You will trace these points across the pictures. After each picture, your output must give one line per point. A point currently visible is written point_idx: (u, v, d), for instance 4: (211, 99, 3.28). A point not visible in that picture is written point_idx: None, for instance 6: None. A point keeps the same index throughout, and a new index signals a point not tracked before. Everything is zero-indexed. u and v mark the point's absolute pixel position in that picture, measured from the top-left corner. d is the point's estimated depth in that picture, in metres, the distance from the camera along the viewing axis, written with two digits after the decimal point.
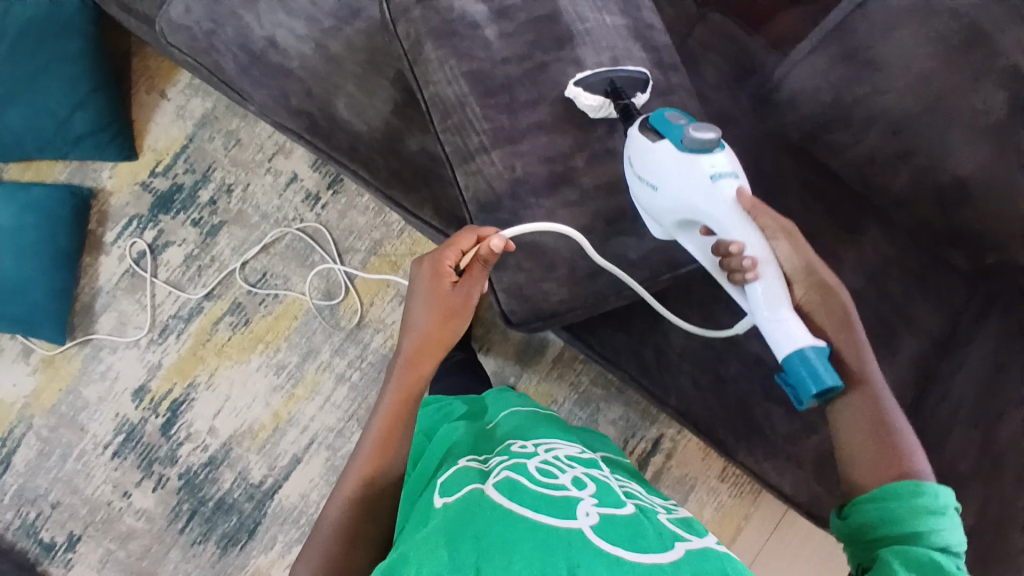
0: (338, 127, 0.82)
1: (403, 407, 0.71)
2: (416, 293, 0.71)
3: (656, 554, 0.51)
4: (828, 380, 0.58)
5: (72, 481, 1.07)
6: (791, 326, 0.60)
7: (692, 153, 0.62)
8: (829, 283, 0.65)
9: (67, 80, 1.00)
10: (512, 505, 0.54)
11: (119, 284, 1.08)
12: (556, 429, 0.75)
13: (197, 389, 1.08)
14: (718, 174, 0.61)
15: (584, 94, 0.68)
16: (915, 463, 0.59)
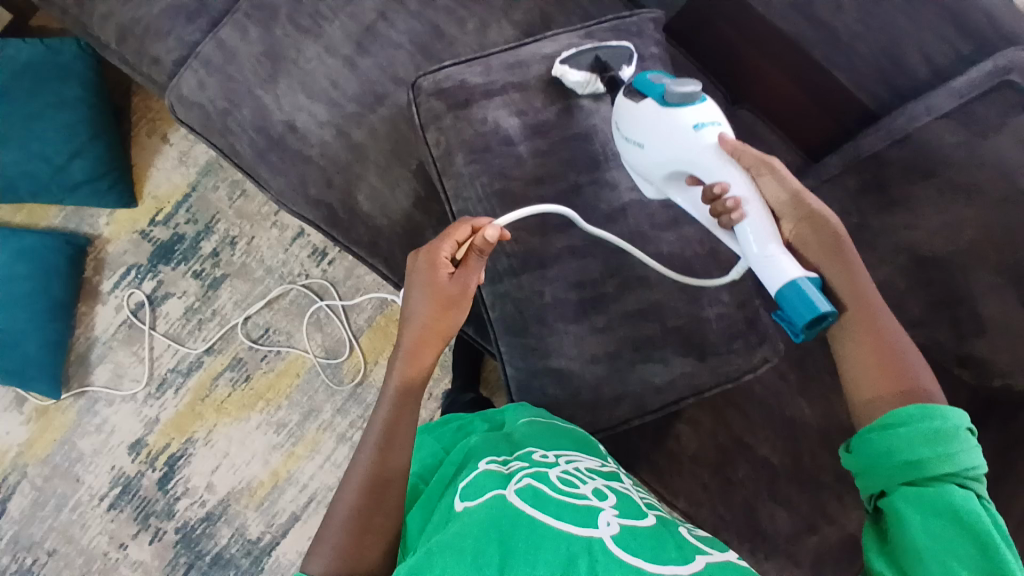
0: (358, 220, 0.79)
1: (403, 403, 0.65)
2: (411, 286, 0.66)
3: (676, 564, 0.50)
4: (823, 307, 0.52)
5: (67, 531, 1.05)
6: (779, 257, 0.55)
7: (673, 107, 0.61)
8: (819, 211, 0.60)
9: (64, 126, 0.95)
10: (535, 513, 0.53)
11: (116, 335, 1.05)
12: (575, 441, 0.68)
13: (195, 444, 1.06)
14: (700, 123, 0.60)
15: (570, 71, 0.69)
16: (922, 384, 0.53)
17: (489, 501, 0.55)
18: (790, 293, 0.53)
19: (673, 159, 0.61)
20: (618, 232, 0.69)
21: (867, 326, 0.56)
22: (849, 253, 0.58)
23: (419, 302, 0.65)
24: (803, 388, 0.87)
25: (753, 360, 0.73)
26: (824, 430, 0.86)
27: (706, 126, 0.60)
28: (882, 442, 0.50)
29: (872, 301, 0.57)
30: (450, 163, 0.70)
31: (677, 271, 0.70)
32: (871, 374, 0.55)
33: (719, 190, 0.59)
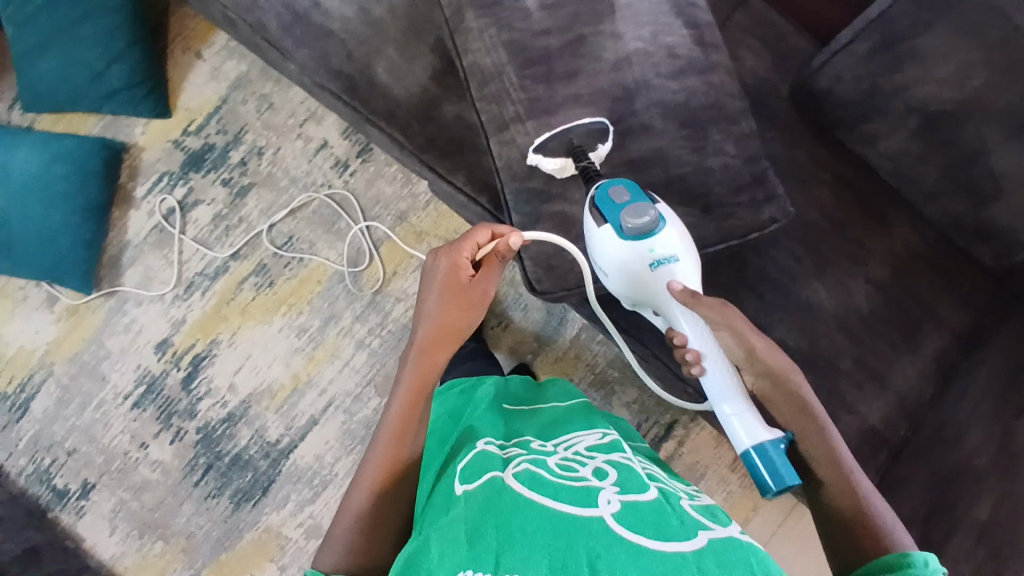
0: (377, 91, 0.82)
1: (416, 402, 0.67)
2: (427, 289, 0.69)
3: (678, 541, 0.48)
4: (782, 481, 0.62)
5: (89, 430, 1.09)
6: (749, 427, 0.65)
7: (632, 242, 0.64)
8: (779, 370, 0.65)
9: (105, 31, 1.03)
10: (535, 497, 0.51)
11: (148, 239, 1.10)
12: (578, 420, 0.73)
13: (219, 346, 1.09)
14: (659, 261, 0.64)
15: (542, 157, 0.69)
16: (895, 538, 0.59)
17: (487, 485, 0.54)
18: (753, 465, 0.64)
19: (635, 297, 0.68)
20: (624, 82, 0.70)
21: (840, 486, 0.63)
22: (816, 417, 0.65)
23: (435, 304, 0.68)
24: (819, 270, 0.85)
25: (760, 219, 0.73)
26: (841, 315, 0.85)
27: (665, 262, 0.65)
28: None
29: (844, 464, 0.63)
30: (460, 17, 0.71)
31: (681, 119, 0.71)
32: (852, 533, 0.61)
33: (679, 341, 0.68)
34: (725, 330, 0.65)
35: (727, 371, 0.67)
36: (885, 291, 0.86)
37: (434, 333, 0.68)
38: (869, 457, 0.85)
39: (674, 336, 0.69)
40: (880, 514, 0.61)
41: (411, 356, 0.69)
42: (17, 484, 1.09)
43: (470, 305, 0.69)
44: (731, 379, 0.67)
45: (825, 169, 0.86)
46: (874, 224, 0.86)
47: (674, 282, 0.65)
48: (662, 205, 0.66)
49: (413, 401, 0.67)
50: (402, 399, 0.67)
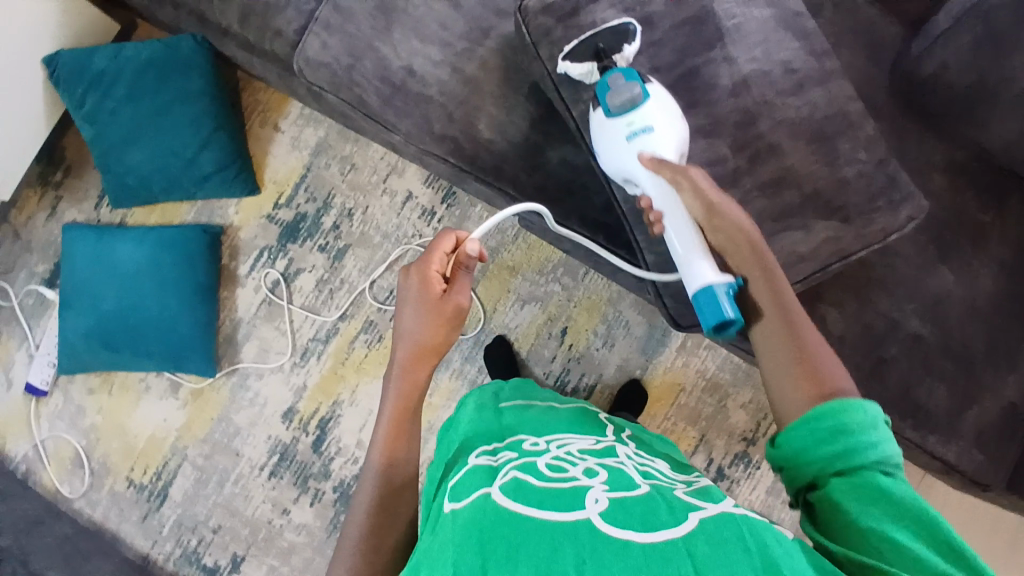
0: (482, 148, 0.84)
1: (403, 413, 0.69)
2: (404, 304, 0.70)
3: (667, 528, 0.45)
4: (726, 313, 0.59)
5: (231, 505, 1.13)
6: (700, 269, 0.61)
7: (615, 110, 0.64)
8: (735, 220, 0.64)
9: (191, 121, 1.06)
10: (518, 507, 0.49)
11: (258, 313, 1.14)
12: (569, 425, 0.71)
13: (342, 405, 1.13)
14: (634, 132, 0.64)
15: (570, 64, 0.67)
16: (837, 383, 0.58)
17: (474, 502, 0.52)
18: (699, 297, 0.60)
19: (613, 171, 0.68)
20: (743, 105, 0.70)
21: (785, 328, 0.61)
22: (768, 262, 0.63)
23: (411, 317, 0.69)
24: (943, 256, 0.87)
25: (899, 219, 0.74)
26: (970, 298, 0.86)
27: (641, 134, 0.64)
28: (819, 432, 0.53)
29: (792, 310, 0.62)
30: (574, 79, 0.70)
31: (808, 135, 0.72)
32: (793, 381, 0.59)
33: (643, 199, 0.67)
34: (685, 185, 0.63)
35: (685, 223, 0.63)
36: (1008, 269, 0.87)
37: (411, 350, 0.70)
38: (1012, 431, 0.86)
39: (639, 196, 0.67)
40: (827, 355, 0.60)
41: (395, 370, 0.71)
42: (166, 569, 1.14)
43: (444, 320, 0.69)
44: (691, 225, 0.63)
45: (937, 153, 0.88)
46: (989, 202, 0.88)
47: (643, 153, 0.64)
48: (655, 84, 0.66)
49: (400, 415, 0.69)
50: (389, 415, 0.69)
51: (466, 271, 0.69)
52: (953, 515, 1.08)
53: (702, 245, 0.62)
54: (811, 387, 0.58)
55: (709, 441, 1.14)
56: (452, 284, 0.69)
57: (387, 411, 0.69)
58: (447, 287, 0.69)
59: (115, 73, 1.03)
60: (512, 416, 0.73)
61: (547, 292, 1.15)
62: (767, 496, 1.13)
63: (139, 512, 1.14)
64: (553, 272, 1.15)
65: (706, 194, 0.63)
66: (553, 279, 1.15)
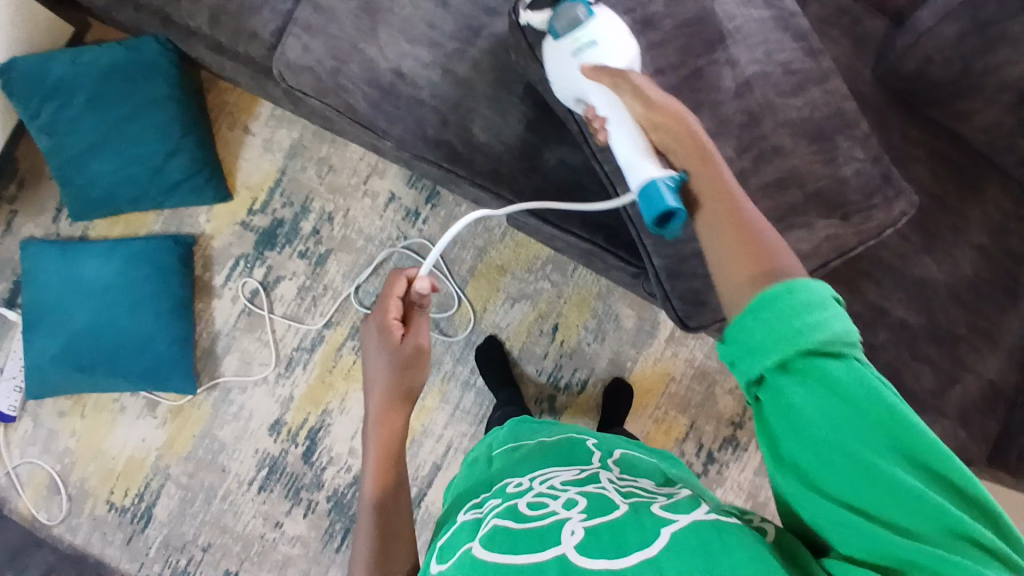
0: (477, 152, 0.82)
1: (384, 467, 0.67)
2: (369, 356, 0.71)
3: (634, 552, 0.45)
4: (667, 203, 0.55)
5: (220, 521, 1.10)
6: (639, 170, 0.59)
7: (559, 32, 0.63)
8: (673, 112, 0.60)
9: (159, 128, 1.00)
10: (491, 555, 0.48)
11: (237, 324, 1.09)
12: (551, 457, 0.69)
13: (332, 414, 1.10)
14: (579, 48, 0.62)
15: (530, 13, 0.65)
16: (781, 261, 0.52)
17: (455, 561, 0.51)
18: (641, 193, 0.57)
19: (570, 95, 0.66)
20: (748, 107, 0.71)
21: (722, 212, 0.55)
22: (708, 149, 0.59)
23: (378, 367, 0.70)
24: (926, 246, 0.90)
25: (893, 214, 0.75)
26: (952, 285, 0.90)
27: (586, 50, 0.62)
28: (758, 328, 0.47)
29: (735, 195, 0.56)
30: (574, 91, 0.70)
31: (810, 135, 0.73)
32: (733, 264, 0.52)
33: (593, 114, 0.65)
34: (624, 86, 0.61)
35: (628, 126, 0.61)
36: (985, 253, 0.90)
37: (383, 399, 0.69)
38: (989, 408, 0.92)
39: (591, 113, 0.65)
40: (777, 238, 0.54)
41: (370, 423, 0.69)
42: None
43: (408, 362, 0.69)
44: (633, 127, 0.61)
45: (917, 145, 0.90)
46: (968, 191, 0.90)
47: (587, 65, 0.62)
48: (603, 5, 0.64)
49: (382, 472, 0.66)
50: (373, 471, 0.67)
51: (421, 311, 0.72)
52: None
53: (643, 144, 0.60)
54: (753, 266, 0.51)
55: (698, 427, 1.16)
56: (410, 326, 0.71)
57: (370, 468, 0.67)
58: (407, 331, 0.71)
59: (74, 82, 0.97)
60: (499, 464, 0.72)
61: (536, 289, 1.14)
62: (755, 477, 1.16)
63: (123, 535, 1.10)
64: (541, 270, 1.14)
65: (647, 90, 0.60)
66: (542, 277, 1.14)
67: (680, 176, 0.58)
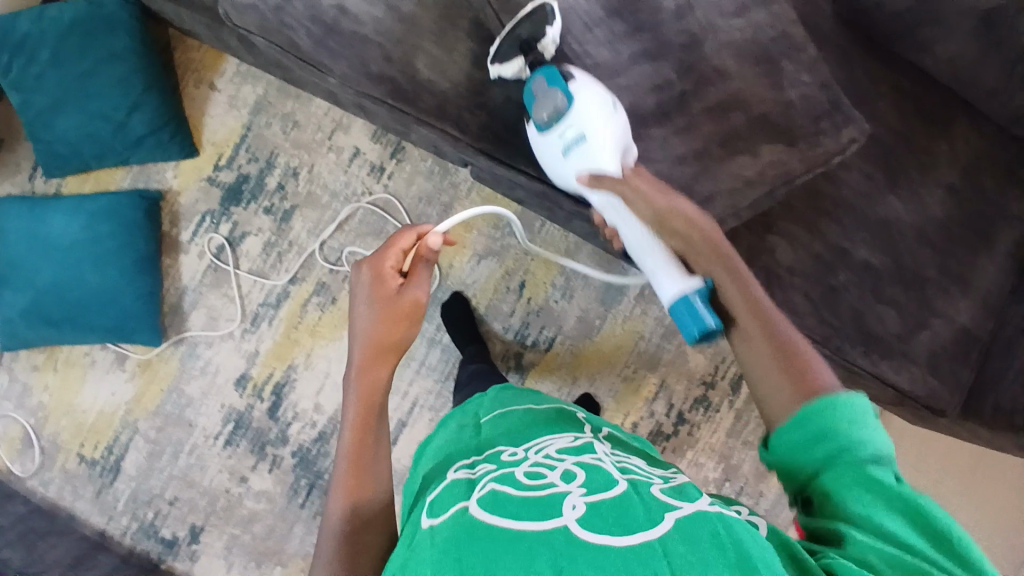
0: (423, 88, 0.81)
1: (365, 422, 0.65)
2: (359, 303, 0.68)
3: (645, 531, 0.43)
4: (707, 320, 0.61)
5: (187, 476, 1.10)
6: (667, 282, 0.64)
7: (544, 128, 0.66)
8: (688, 216, 0.65)
9: (119, 82, 1.02)
10: (492, 520, 0.47)
11: (204, 280, 1.10)
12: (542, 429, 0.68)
13: (297, 369, 1.10)
14: (568, 146, 0.66)
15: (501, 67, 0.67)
16: (825, 379, 0.54)
17: (448, 519, 0.50)
18: (677, 308, 0.63)
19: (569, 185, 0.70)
20: (688, 29, 0.70)
21: (760, 329, 0.59)
22: (730, 257, 0.64)
23: (368, 316, 0.67)
24: (891, 184, 0.87)
25: (842, 141, 0.73)
26: (918, 225, 0.87)
27: (575, 145, 0.65)
28: (803, 437, 0.50)
29: (756, 298, 0.61)
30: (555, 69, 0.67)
31: (754, 57, 0.71)
32: (777, 380, 0.55)
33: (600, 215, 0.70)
34: (637, 200, 0.65)
35: (639, 230, 0.66)
36: (955, 194, 0.88)
37: (370, 351, 0.67)
38: (965, 357, 0.87)
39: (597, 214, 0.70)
40: (783, 331, 0.59)
41: (353, 376, 0.67)
42: (124, 544, 1.11)
43: (402, 316, 0.68)
44: (649, 234, 0.66)
45: (881, 81, 0.87)
46: (935, 129, 0.88)
47: (583, 174, 0.66)
48: (585, 78, 0.65)
49: (362, 426, 0.65)
50: (349, 429, 0.65)
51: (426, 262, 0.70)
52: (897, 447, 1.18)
53: (663, 253, 0.65)
54: (799, 383, 0.54)
55: (669, 386, 1.14)
56: (410, 279, 0.69)
57: (348, 424, 0.65)
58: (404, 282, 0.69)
59: (39, 38, 1.00)
60: (486, 431, 0.70)
61: (503, 246, 1.14)
62: (728, 438, 1.13)
63: (93, 488, 1.11)
64: (508, 226, 1.13)
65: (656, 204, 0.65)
66: (509, 234, 1.14)
67: (709, 285, 0.63)
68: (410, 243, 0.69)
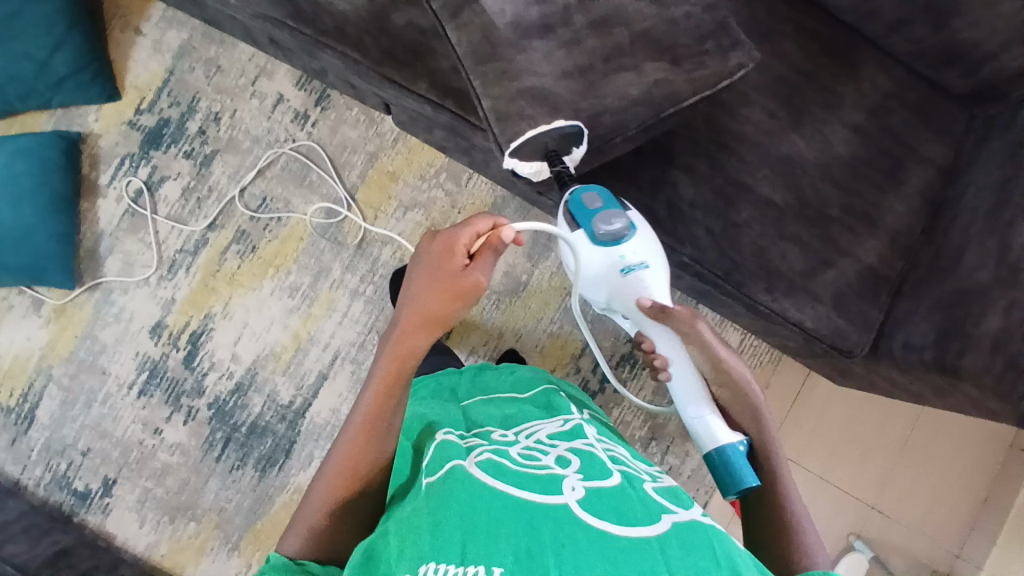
0: (322, 10, 0.80)
1: (391, 390, 0.65)
2: (420, 270, 0.68)
3: (644, 528, 0.49)
4: (749, 480, 0.69)
5: (100, 426, 1.07)
6: (710, 429, 0.75)
7: (606, 245, 0.75)
8: (740, 383, 0.74)
9: (41, 20, 0.99)
10: (498, 485, 0.53)
11: (121, 225, 1.09)
12: (539, 408, 0.73)
13: (214, 318, 1.08)
14: (628, 266, 0.75)
15: (518, 163, 0.73)
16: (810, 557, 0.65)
17: (450, 476, 0.55)
18: (716, 458, 0.72)
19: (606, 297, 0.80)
20: None
21: (773, 498, 0.69)
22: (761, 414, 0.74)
23: (425, 285, 0.67)
24: (796, 123, 0.86)
25: (728, 64, 0.73)
26: (824, 163, 0.86)
27: (635, 268, 0.76)
28: None
29: (782, 479, 0.70)
30: (459, 6, 0.67)
31: None
32: (778, 540, 0.66)
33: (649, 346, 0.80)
34: (693, 344, 0.75)
35: (687, 370, 0.78)
36: (863, 133, 0.87)
37: (417, 319, 0.66)
38: (871, 296, 0.86)
39: (646, 342, 0.81)
40: (795, 509, 0.68)
41: (392, 337, 0.67)
42: (37, 495, 1.07)
43: (457, 298, 0.66)
44: (697, 376, 0.77)
45: (787, 21, 0.88)
46: (843, 69, 0.88)
47: (642, 300, 0.76)
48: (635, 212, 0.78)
49: (386, 391, 0.65)
50: (377, 381, 0.66)
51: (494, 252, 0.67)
52: (828, 408, 1.17)
53: (704, 394, 0.77)
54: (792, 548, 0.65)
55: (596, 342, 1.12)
56: (475, 262, 0.67)
57: (377, 375, 0.66)
58: (469, 262, 0.67)
59: None
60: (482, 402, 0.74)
61: (429, 199, 1.10)
62: (654, 396, 1.12)
63: (7, 437, 1.07)
64: (435, 177, 1.10)
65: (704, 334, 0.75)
66: (435, 185, 1.10)
67: (748, 443, 0.73)
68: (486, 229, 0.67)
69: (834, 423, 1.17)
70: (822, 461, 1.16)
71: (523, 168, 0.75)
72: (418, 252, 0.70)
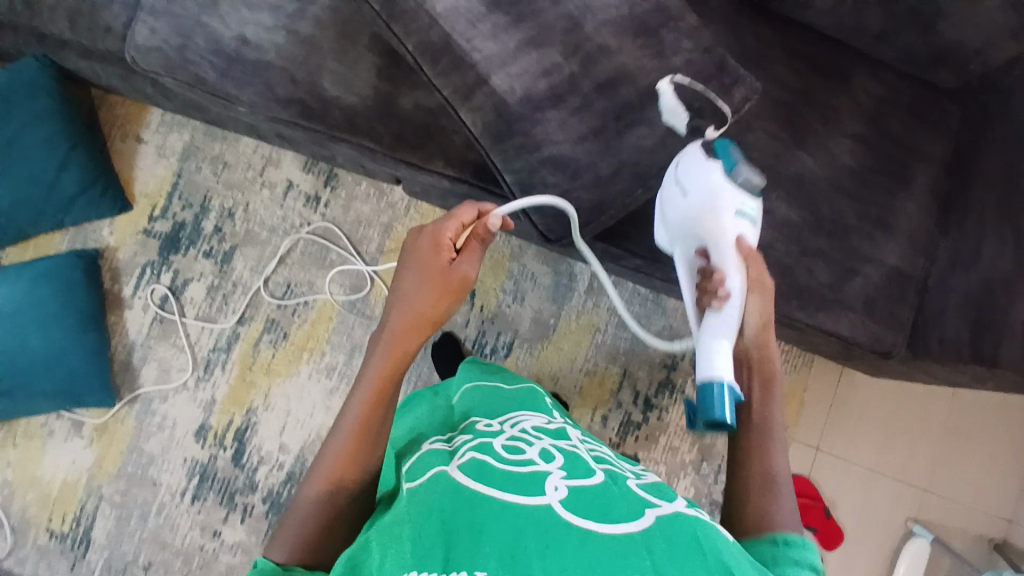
0: (330, 106, 0.82)
1: (386, 387, 0.62)
2: (405, 268, 0.65)
3: (625, 525, 0.47)
4: (727, 417, 0.61)
5: (158, 537, 1.06)
6: (715, 361, 0.63)
7: (736, 180, 0.65)
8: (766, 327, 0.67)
9: (44, 142, 1.01)
10: (480, 489, 0.49)
11: (151, 333, 1.09)
12: (523, 404, 0.72)
13: (257, 412, 1.08)
14: (743, 211, 0.65)
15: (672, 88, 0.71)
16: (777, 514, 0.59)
17: (429, 482, 0.52)
18: (707, 386, 0.63)
19: (690, 225, 0.68)
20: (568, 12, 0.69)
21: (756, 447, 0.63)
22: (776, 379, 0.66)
23: (412, 283, 0.64)
24: (798, 140, 0.89)
25: (733, 101, 0.75)
26: (832, 175, 0.88)
27: (747, 216, 0.65)
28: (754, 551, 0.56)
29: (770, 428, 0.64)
30: (471, 89, 0.70)
31: (633, 31, 0.72)
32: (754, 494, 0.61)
33: (717, 276, 0.65)
34: (756, 292, 0.66)
35: (733, 316, 0.65)
36: (864, 141, 0.89)
37: (406, 317, 0.64)
38: (901, 297, 0.88)
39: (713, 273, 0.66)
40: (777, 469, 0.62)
41: (382, 339, 0.64)
42: None
43: (446, 291, 0.64)
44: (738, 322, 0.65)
45: (773, 47, 0.91)
46: (836, 81, 0.91)
47: (741, 239, 0.65)
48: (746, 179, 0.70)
49: (380, 391, 0.62)
50: (368, 381, 0.63)
51: (479, 243, 0.66)
52: (869, 402, 1.19)
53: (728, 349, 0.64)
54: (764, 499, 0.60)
55: (632, 374, 1.13)
56: (461, 256, 0.65)
57: (367, 376, 0.63)
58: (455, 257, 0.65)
59: None
60: (467, 403, 0.73)
61: None
62: None
63: (67, 563, 1.07)
64: None
65: (766, 286, 0.66)
66: None
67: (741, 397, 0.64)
68: (470, 220, 0.65)
69: (875, 417, 1.18)
70: (873, 453, 1.18)
71: (668, 97, 0.70)
72: (401, 254, 0.67)
